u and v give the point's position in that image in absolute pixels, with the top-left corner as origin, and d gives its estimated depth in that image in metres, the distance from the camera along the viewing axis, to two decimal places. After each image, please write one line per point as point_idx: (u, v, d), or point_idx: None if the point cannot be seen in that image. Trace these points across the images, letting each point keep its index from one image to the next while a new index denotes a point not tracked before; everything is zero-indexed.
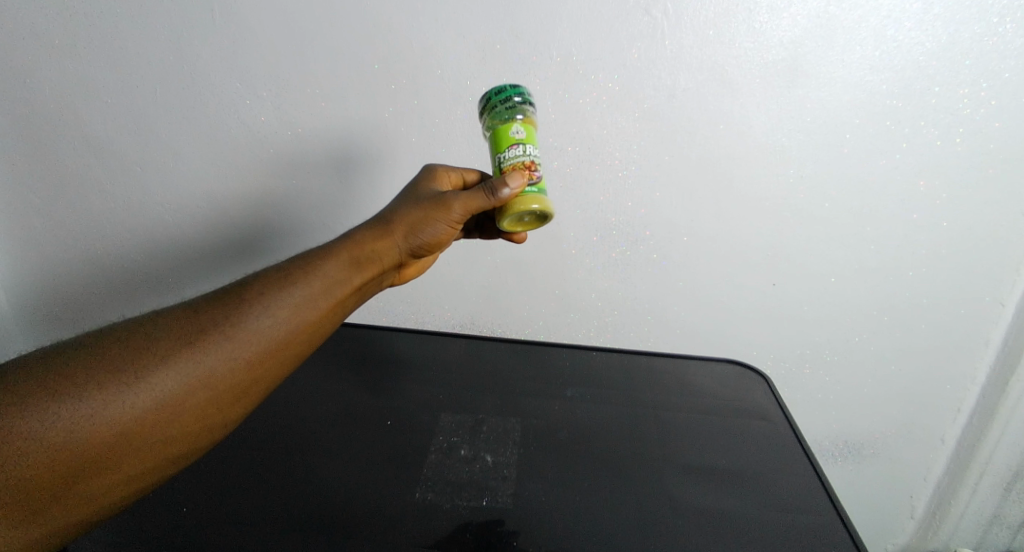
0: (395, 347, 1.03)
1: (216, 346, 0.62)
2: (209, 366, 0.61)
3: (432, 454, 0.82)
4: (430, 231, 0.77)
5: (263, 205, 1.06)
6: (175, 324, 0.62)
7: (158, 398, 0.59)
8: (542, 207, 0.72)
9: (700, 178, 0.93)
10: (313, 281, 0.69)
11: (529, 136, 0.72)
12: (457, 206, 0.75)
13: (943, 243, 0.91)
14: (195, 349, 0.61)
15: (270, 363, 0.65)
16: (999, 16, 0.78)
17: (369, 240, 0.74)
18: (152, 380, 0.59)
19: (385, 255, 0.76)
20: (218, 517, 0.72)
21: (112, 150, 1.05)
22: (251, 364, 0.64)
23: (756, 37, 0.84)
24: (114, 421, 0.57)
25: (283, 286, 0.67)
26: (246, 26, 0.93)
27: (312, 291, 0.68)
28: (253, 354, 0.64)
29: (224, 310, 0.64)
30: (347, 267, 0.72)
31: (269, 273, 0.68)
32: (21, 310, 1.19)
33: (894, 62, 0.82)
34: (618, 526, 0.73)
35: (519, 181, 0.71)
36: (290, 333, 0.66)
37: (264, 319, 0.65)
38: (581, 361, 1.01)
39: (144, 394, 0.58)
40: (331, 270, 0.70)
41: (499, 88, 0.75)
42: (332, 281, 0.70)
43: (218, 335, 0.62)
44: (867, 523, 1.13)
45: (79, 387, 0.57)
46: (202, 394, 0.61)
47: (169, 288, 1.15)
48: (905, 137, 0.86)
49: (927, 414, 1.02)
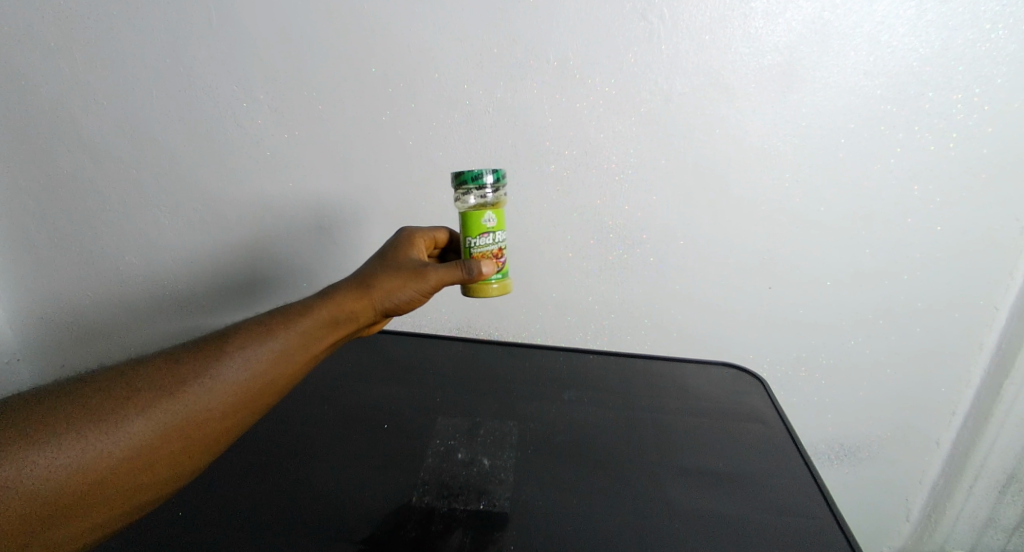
0: (393, 354, 1.04)
1: (193, 396, 0.63)
2: (186, 416, 0.62)
3: (429, 458, 0.82)
4: (405, 297, 0.77)
5: (257, 209, 1.04)
6: (157, 372, 0.63)
7: (135, 446, 0.60)
8: (504, 288, 0.80)
9: (697, 182, 0.94)
10: (291, 336, 0.69)
11: (499, 226, 0.79)
12: (432, 275, 0.77)
13: (936, 247, 0.91)
14: (175, 398, 0.62)
15: (243, 414, 0.66)
16: (992, 22, 0.80)
17: (351, 300, 0.75)
18: (130, 429, 0.59)
19: (363, 315, 0.76)
20: (205, 524, 0.71)
21: (109, 153, 1.04)
22: (225, 414, 0.64)
23: (752, 42, 0.85)
24: (89, 470, 0.58)
25: (262, 339, 0.68)
26: (245, 30, 0.94)
27: (290, 345, 0.69)
28: (228, 404, 0.64)
29: (204, 360, 0.64)
30: (326, 325, 0.72)
31: (251, 325, 0.69)
32: (16, 315, 1.18)
33: (889, 68, 0.83)
34: (617, 527, 0.73)
35: (491, 268, 0.77)
36: (264, 385, 0.67)
37: (242, 369, 0.65)
38: (578, 365, 1.02)
39: (121, 442, 0.59)
40: (310, 326, 0.71)
41: (475, 171, 0.77)
42: (310, 337, 0.70)
43: (197, 385, 0.63)
44: (863, 527, 1.13)
45: (60, 434, 0.57)
46: (177, 443, 0.62)
47: (165, 294, 1.13)
48: (899, 142, 0.87)
49: (922, 416, 1.02)
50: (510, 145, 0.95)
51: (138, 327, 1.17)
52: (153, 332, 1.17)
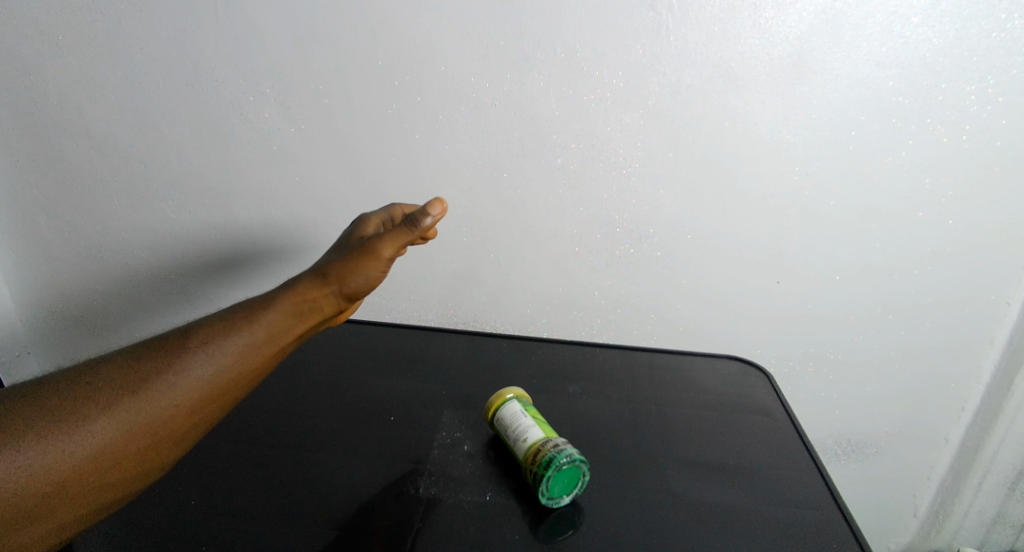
0: (399, 347, 1.04)
1: (158, 393, 0.58)
2: (151, 414, 0.57)
3: (435, 450, 0.82)
4: (365, 277, 0.74)
5: (266, 202, 1.05)
6: (116, 371, 0.58)
7: (96, 448, 0.54)
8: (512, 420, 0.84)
9: (704, 175, 0.93)
10: (259, 328, 0.65)
11: (545, 433, 0.77)
12: (387, 249, 0.74)
13: (947, 241, 0.90)
14: (138, 397, 0.57)
15: (211, 410, 0.62)
16: (1008, 12, 0.78)
17: (312, 289, 0.71)
18: (92, 430, 0.54)
19: (326, 304, 0.73)
20: (208, 516, 0.71)
21: (117, 147, 1.04)
22: (192, 411, 0.60)
23: (762, 33, 0.84)
24: (48, 474, 0.52)
25: (229, 332, 0.63)
26: (252, 23, 0.93)
27: (257, 338, 0.65)
28: (197, 400, 0.60)
29: (167, 356, 0.60)
30: (292, 316, 0.68)
31: (214, 320, 0.64)
32: (26, 307, 1.19)
33: (900, 59, 0.82)
34: (622, 519, 0.73)
35: (439, 210, 0.75)
36: (232, 380, 0.63)
37: (207, 365, 0.61)
38: (583, 359, 1.02)
39: (83, 443, 0.54)
40: (277, 318, 0.67)
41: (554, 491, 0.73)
42: (278, 329, 0.67)
43: (162, 382, 0.58)
44: (870, 523, 1.12)
45: (13, 436, 0.51)
46: (142, 442, 0.57)
47: (175, 286, 1.14)
48: (911, 135, 0.85)
49: (930, 412, 1.01)
50: (516, 138, 0.95)
51: (146, 319, 1.18)
52: (162, 324, 1.18)
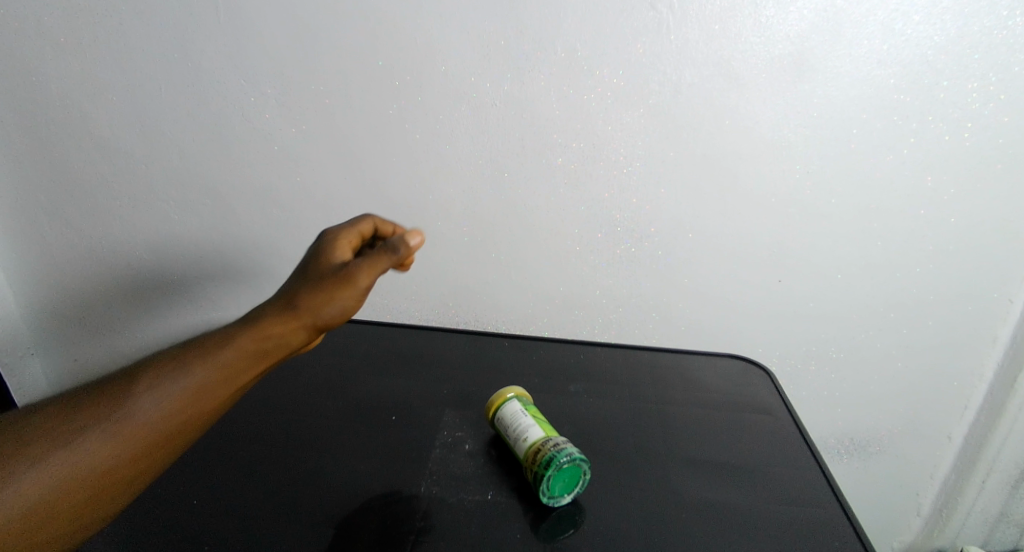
0: (400, 346, 1.04)
1: (94, 442, 0.55)
2: (88, 464, 0.54)
3: (437, 449, 0.82)
4: (336, 309, 0.66)
5: (267, 202, 1.05)
6: (50, 420, 0.55)
7: (30, 502, 0.52)
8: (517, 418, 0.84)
9: (705, 174, 0.93)
10: (211, 368, 0.61)
11: (545, 432, 0.77)
12: (363, 279, 0.66)
13: (949, 238, 0.90)
14: (71, 448, 0.54)
15: (160, 455, 0.59)
16: (1009, 9, 0.78)
17: (277, 325, 0.64)
18: (22, 485, 0.51)
19: (296, 340, 0.65)
20: (203, 520, 0.70)
21: (118, 148, 1.04)
22: (135, 459, 0.57)
23: (762, 31, 0.84)
24: None
25: (177, 373, 0.60)
26: (252, 24, 0.94)
27: (207, 379, 0.60)
28: (141, 446, 0.57)
29: (107, 403, 0.57)
30: (251, 355, 0.63)
31: (162, 359, 0.61)
32: (29, 309, 1.19)
33: (901, 56, 0.82)
34: (624, 517, 0.73)
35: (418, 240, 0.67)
36: (179, 425, 0.59)
37: (153, 409, 0.58)
38: (585, 357, 1.02)
39: (14, 498, 0.51)
40: (233, 357, 0.62)
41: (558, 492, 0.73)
42: (233, 369, 0.62)
43: (100, 430, 0.55)
44: (873, 521, 1.12)
45: None
46: (82, 492, 0.54)
47: (176, 286, 1.14)
48: (912, 132, 0.85)
49: (933, 409, 1.01)
50: (517, 137, 0.95)
51: (148, 320, 1.18)
52: (164, 325, 1.18)
